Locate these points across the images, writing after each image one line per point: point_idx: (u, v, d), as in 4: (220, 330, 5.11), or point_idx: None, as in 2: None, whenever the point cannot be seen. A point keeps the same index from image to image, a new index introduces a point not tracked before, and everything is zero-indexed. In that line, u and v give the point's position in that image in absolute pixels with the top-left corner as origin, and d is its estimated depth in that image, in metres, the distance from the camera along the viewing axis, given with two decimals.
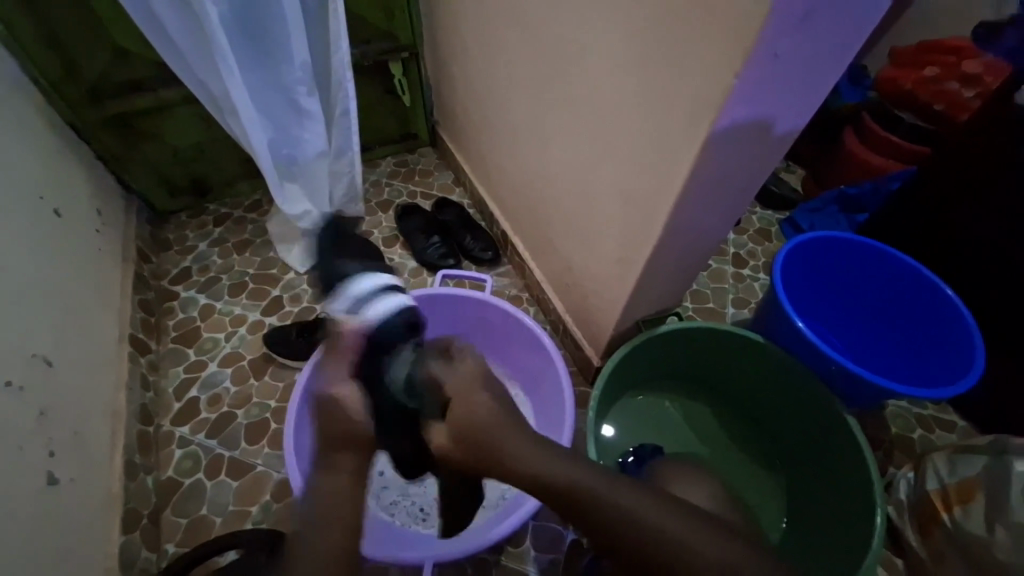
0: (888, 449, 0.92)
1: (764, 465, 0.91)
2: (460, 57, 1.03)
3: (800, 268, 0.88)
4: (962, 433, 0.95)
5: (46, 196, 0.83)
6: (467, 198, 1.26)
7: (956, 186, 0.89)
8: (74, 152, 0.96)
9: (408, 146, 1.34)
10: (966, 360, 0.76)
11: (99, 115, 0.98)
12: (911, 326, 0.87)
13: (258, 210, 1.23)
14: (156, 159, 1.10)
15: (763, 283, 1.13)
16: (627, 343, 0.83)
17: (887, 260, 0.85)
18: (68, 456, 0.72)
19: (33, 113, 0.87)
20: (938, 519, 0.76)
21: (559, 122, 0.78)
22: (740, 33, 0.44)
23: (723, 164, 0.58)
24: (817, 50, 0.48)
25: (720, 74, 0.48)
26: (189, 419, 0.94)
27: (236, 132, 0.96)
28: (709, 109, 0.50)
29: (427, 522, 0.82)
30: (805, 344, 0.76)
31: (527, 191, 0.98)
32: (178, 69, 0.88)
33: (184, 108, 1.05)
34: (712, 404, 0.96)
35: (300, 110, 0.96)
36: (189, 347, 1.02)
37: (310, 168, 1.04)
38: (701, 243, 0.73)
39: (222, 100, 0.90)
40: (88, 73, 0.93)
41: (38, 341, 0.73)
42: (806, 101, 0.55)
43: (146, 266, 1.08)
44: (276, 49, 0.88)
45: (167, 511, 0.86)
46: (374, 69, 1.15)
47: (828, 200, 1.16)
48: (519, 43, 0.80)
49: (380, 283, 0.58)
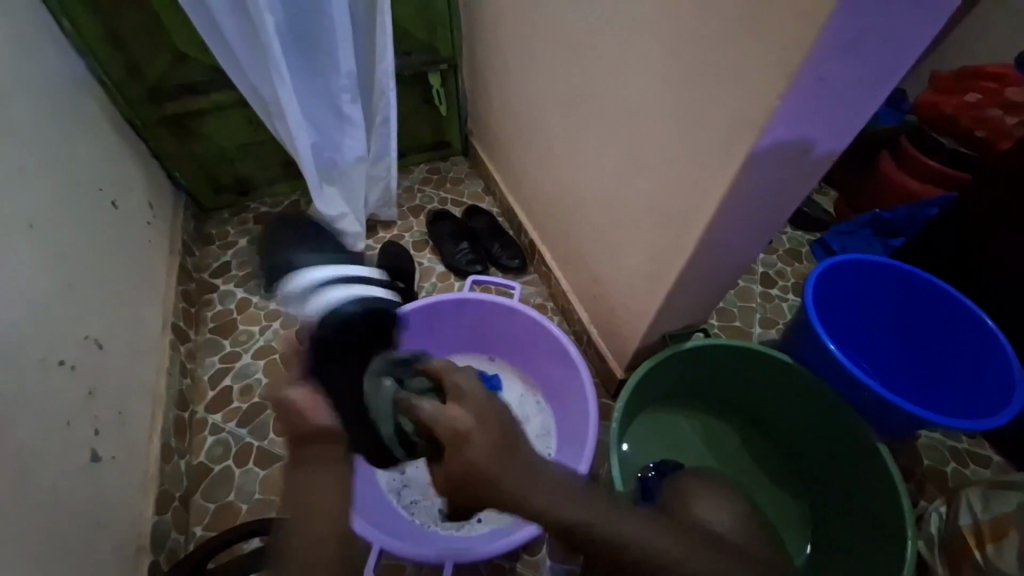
0: (919, 481, 0.89)
1: (789, 490, 0.90)
2: (498, 70, 1.06)
3: (832, 290, 0.87)
4: (998, 469, 0.91)
5: (105, 187, 0.89)
6: (497, 206, 1.28)
7: (998, 214, 0.87)
8: (131, 148, 1.02)
9: (442, 154, 1.37)
10: (1006, 392, 0.74)
11: (156, 114, 1.04)
12: (947, 356, 0.85)
13: (296, 210, 1.27)
14: (205, 158, 1.16)
15: (792, 304, 1.11)
16: (653, 357, 0.83)
17: (924, 286, 0.84)
18: (111, 435, 0.76)
19: (97, 111, 0.93)
20: (968, 555, 0.73)
21: (595, 136, 0.79)
22: (787, 56, 0.45)
23: (762, 182, 0.58)
24: (862, 73, 0.49)
25: (764, 95, 0.49)
26: (221, 407, 0.98)
27: (282, 135, 1.00)
28: (751, 127, 0.51)
29: (445, 523, 0.83)
30: (836, 368, 0.75)
31: (558, 202, 1.00)
32: (233, 74, 0.93)
33: (235, 110, 1.10)
34: (737, 424, 0.95)
35: (343, 117, 1.00)
36: (225, 337, 1.06)
37: (349, 171, 1.08)
38: (733, 260, 0.73)
39: (272, 104, 0.95)
40: (150, 75, 0.99)
41: (91, 323, 0.77)
42: (849, 123, 0.55)
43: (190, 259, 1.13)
44: (325, 58, 0.92)
45: (197, 494, 0.89)
46: (414, 79, 1.19)
47: (861, 224, 1.15)
48: (558, 58, 0.83)
49: (348, 285, 0.60)
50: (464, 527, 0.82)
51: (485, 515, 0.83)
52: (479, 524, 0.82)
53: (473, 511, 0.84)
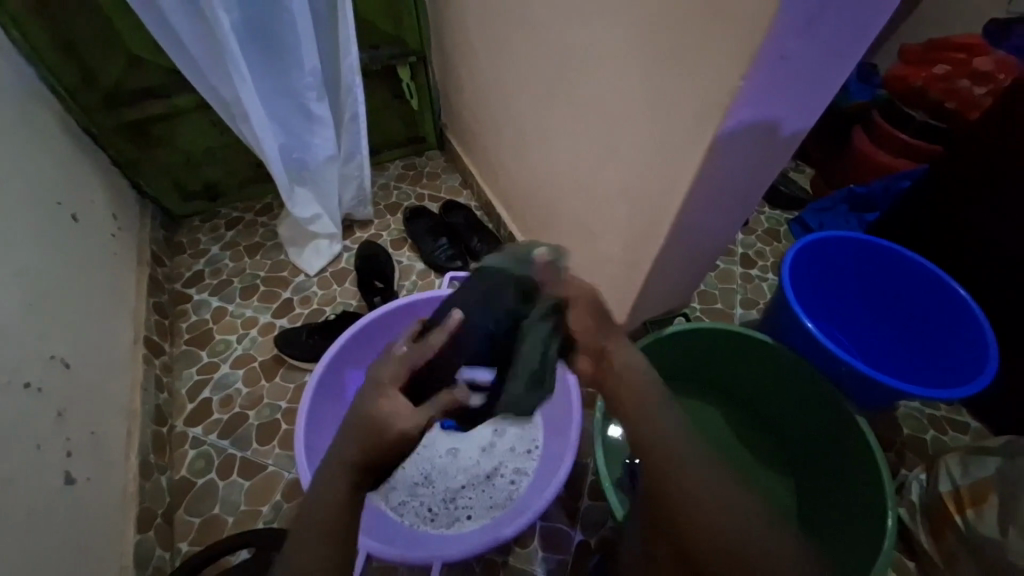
0: (899, 451, 0.91)
1: (775, 467, 0.90)
2: (467, 60, 1.03)
3: (808, 268, 0.87)
4: (976, 434, 0.93)
5: (64, 201, 0.85)
6: (475, 200, 1.27)
7: (969, 184, 0.88)
8: (90, 158, 0.99)
9: (416, 149, 1.35)
10: (979, 358, 0.75)
11: (114, 121, 1.00)
12: (923, 327, 0.86)
13: (268, 214, 1.24)
14: (170, 164, 1.12)
15: (771, 283, 1.12)
16: (635, 344, 0.83)
17: (896, 259, 0.85)
18: (85, 456, 0.74)
19: (50, 121, 0.90)
20: (951, 521, 0.75)
21: (566, 123, 0.78)
22: (748, 33, 0.44)
23: (730, 164, 0.58)
24: (825, 50, 0.48)
25: (726, 76, 0.48)
26: (202, 419, 0.96)
27: (248, 138, 0.97)
28: (716, 110, 0.51)
29: (435, 522, 0.81)
30: (814, 345, 0.76)
31: (534, 193, 0.98)
32: (191, 76, 0.90)
33: (198, 114, 1.07)
34: (720, 405, 0.95)
35: (310, 116, 0.98)
36: (202, 348, 1.04)
37: (320, 172, 1.05)
38: (707, 244, 0.73)
39: (235, 106, 0.92)
40: (104, 81, 0.95)
41: (56, 343, 0.75)
42: (814, 101, 0.55)
43: (160, 269, 1.10)
44: (287, 56, 0.89)
45: (180, 510, 0.87)
46: (383, 73, 1.17)
47: (837, 200, 1.16)
48: (525, 45, 0.81)
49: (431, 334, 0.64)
50: (454, 525, 0.81)
51: (474, 512, 0.82)
52: (469, 521, 0.81)
53: (462, 509, 0.83)
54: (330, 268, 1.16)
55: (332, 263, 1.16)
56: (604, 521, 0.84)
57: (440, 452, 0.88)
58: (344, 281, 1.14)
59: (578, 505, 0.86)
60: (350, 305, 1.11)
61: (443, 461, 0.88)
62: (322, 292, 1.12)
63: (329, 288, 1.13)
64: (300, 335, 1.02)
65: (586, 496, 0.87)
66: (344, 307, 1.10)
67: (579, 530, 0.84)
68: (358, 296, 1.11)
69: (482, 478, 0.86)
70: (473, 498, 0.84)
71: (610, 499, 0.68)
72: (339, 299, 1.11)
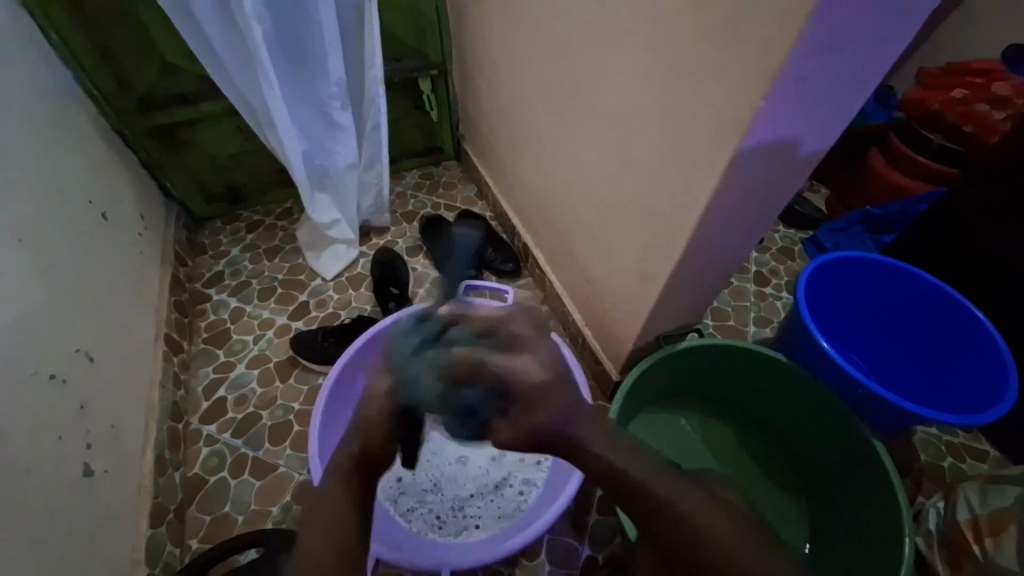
0: (915, 476, 0.89)
1: (787, 487, 0.89)
2: (488, 74, 1.06)
3: (823, 287, 0.87)
4: (994, 463, 0.91)
5: (94, 200, 0.88)
6: (490, 210, 1.28)
7: (988, 209, 0.88)
8: (121, 160, 1.02)
9: (434, 159, 1.37)
10: (998, 385, 0.74)
11: (146, 125, 1.04)
12: (940, 351, 0.85)
13: (288, 218, 1.27)
14: (197, 168, 1.16)
15: (786, 302, 1.12)
16: (647, 357, 0.83)
17: (912, 281, 0.84)
18: (104, 449, 0.75)
19: (86, 123, 0.93)
20: (967, 550, 0.74)
21: (584, 138, 0.80)
22: (769, 57, 0.46)
23: (748, 182, 0.58)
24: (844, 72, 0.49)
25: (747, 96, 0.49)
26: (216, 418, 0.97)
27: (273, 144, 1.00)
28: (736, 128, 0.52)
29: (443, 530, 0.81)
30: (829, 365, 0.75)
31: (550, 205, 1.00)
32: (222, 83, 0.93)
33: (225, 120, 1.10)
34: (733, 423, 0.95)
35: (334, 124, 1.00)
36: (219, 347, 1.06)
37: (340, 178, 1.08)
38: (724, 261, 0.73)
39: (262, 113, 0.95)
40: (139, 86, 0.99)
41: (82, 336, 0.77)
42: (833, 122, 0.55)
43: (182, 269, 1.13)
44: (314, 65, 0.92)
45: (191, 507, 0.88)
46: (405, 84, 1.20)
47: (853, 220, 1.16)
48: (546, 61, 0.83)
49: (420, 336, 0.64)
50: (462, 533, 0.80)
51: (482, 521, 0.82)
52: (477, 530, 0.81)
53: (471, 517, 0.83)
54: (346, 273, 1.18)
55: (348, 268, 1.18)
56: (614, 536, 0.84)
57: (450, 459, 0.88)
58: (360, 286, 1.15)
59: (586, 518, 0.85)
60: (364, 310, 1.12)
61: (453, 468, 0.88)
62: (338, 296, 1.14)
63: (345, 293, 1.15)
64: (315, 339, 1.03)
65: (595, 509, 0.86)
66: (359, 311, 1.11)
67: (588, 544, 0.83)
68: (373, 301, 1.13)
69: (491, 488, 0.86)
70: (482, 507, 0.84)
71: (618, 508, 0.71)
72: (354, 303, 1.13)
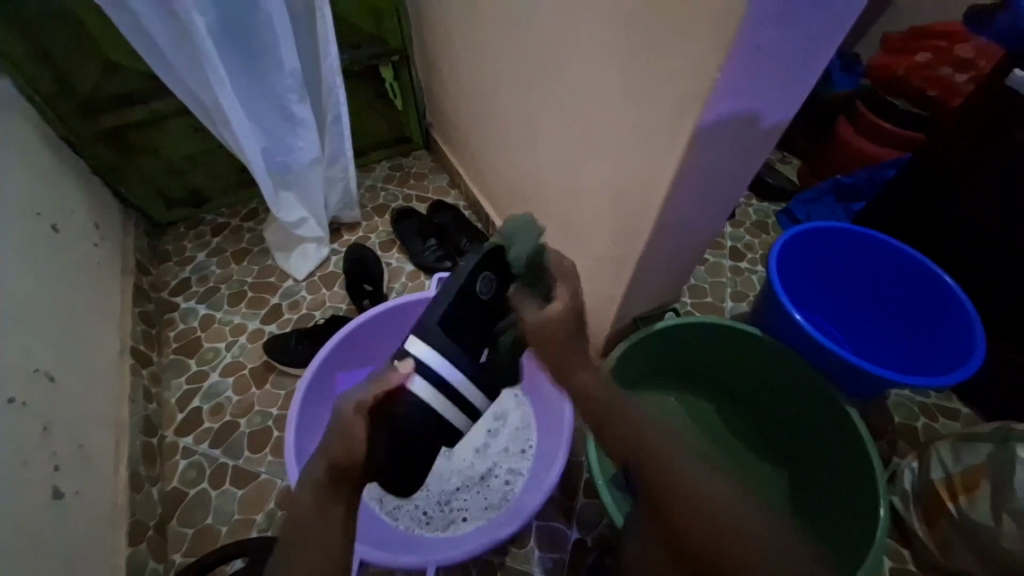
0: (891, 438, 0.92)
1: (768, 459, 0.91)
2: (450, 58, 1.02)
3: (795, 259, 0.88)
4: (966, 420, 0.94)
5: (43, 212, 0.84)
6: (463, 199, 1.26)
7: (954, 171, 0.88)
8: (69, 167, 0.97)
9: (403, 149, 1.34)
10: (966, 345, 0.76)
11: (93, 129, 0.99)
12: (909, 314, 0.86)
13: (255, 219, 1.23)
14: (152, 172, 1.11)
15: (761, 276, 1.12)
16: (625, 341, 0.83)
17: (882, 248, 0.85)
18: (73, 470, 0.73)
19: (27, 131, 0.88)
20: (943, 507, 0.76)
21: (548, 121, 0.78)
22: (723, 27, 0.44)
23: (712, 158, 0.58)
24: (801, 40, 0.48)
25: (704, 69, 0.48)
26: (192, 429, 0.95)
27: (229, 142, 0.96)
28: (695, 103, 0.50)
29: (430, 525, 0.81)
30: (802, 336, 0.76)
31: (521, 191, 0.98)
32: (169, 81, 0.88)
33: (177, 119, 1.05)
34: (713, 399, 0.96)
35: (292, 118, 0.97)
36: (190, 357, 1.03)
37: (305, 174, 1.04)
38: (694, 238, 0.73)
39: (214, 110, 0.91)
40: (80, 88, 0.93)
41: (39, 356, 0.74)
42: (794, 91, 0.55)
43: (145, 278, 1.09)
44: (266, 57, 0.88)
45: (173, 521, 0.86)
46: (366, 73, 1.15)
47: (824, 190, 1.17)
48: (505, 42, 0.80)
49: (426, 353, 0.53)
50: (449, 527, 0.81)
51: (469, 513, 0.82)
52: (464, 523, 0.81)
53: (458, 510, 0.83)
54: (318, 272, 1.15)
55: (320, 267, 1.15)
56: (601, 518, 0.84)
57: (434, 455, 0.87)
58: (333, 285, 1.13)
59: (574, 502, 0.86)
60: (339, 309, 1.10)
61: (437, 464, 0.87)
62: (311, 296, 1.11)
63: (318, 293, 1.12)
64: (289, 342, 1.01)
65: (582, 493, 0.87)
66: (333, 311, 1.09)
67: (576, 528, 0.84)
68: (347, 300, 1.11)
69: (477, 479, 0.85)
70: (468, 499, 0.84)
71: (604, 498, 0.70)
72: (329, 303, 1.10)
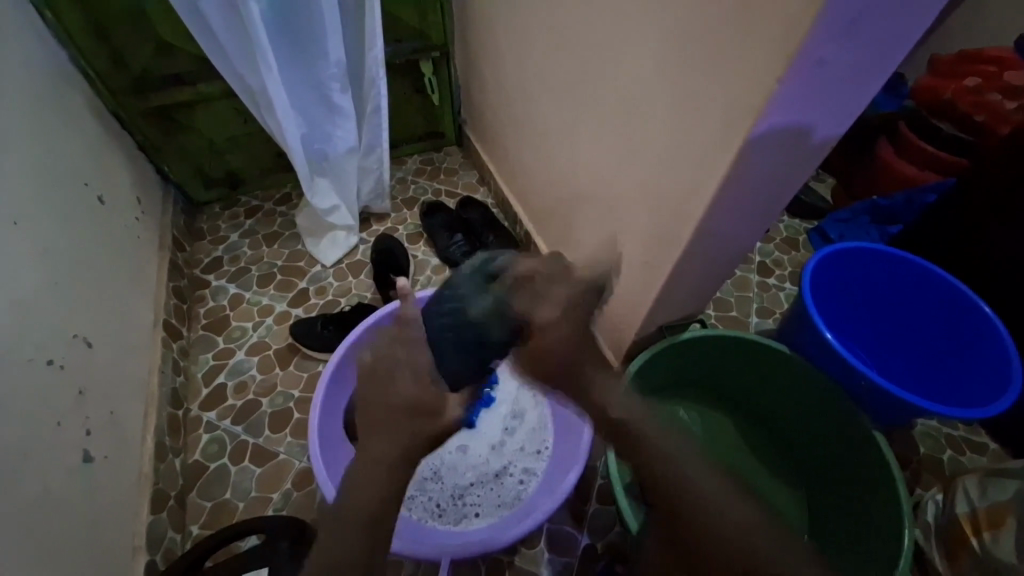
0: (915, 468, 0.90)
1: (785, 479, 0.89)
2: (490, 56, 1.03)
3: (829, 277, 0.86)
4: (994, 455, 0.92)
5: (90, 183, 0.86)
6: (491, 197, 1.27)
7: (999, 199, 0.86)
8: (118, 142, 1.00)
9: (435, 144, 1.36)
10: (1002, 381, 0.73)
11: (141, 106, 1.02)
12: (944, 343, 0.84)
13: (288, 203, 1.26)
14: (194, 151, 1.14)
15: (789, 293, 1.11)
16: (649, 349, 0.82)
17: (921, 273, 0.83)
18: (104, 434, 0.75)
19: (80, 103, 0.91)
20: (966, 543, 0.74)
21: (588, 125, 0.78)
22: (785, 40, 0.44)
23: (758, 171, 0.57)
24: (861, 56, 0.47)
25: (762, 82, 0.47)
26: (215, 405, 0.97)
27: (271, 127, 0.98)
28: (747, 116, 0.50)
29: (443, 518, 0.82)
30: (833, 357, 0.75)
31: (554, 193, 0.98)
32: (219, 65, 0.90)
33: (222, 101, 1.08)
34: (733, 415, 0.94)
35: (332, 107, 0.98)
36: (218, 334, 1.05)
37: (341, 163, 1.06)
38: (729, 251, 0.72)
39: (259, 95, 0.93)
40: (132, 66, 0.96)
41: (80, 322, 0.76)
42: (848, 109, 0.54)
43: (180, 255, 1.12)
44: (313, 46, 0.90)
45: (193, 493, 0.88)
46: (406, 67, 1.17)
47: (858, 211, 1.14)
48: (550, 45, 0.81)
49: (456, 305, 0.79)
50: (462, 522, 0.81)
51: (482, 509, 0.82)
52: (477, 518, 0.82)
53: (471, 505, 0.83)
54: (345, 259, 1.16)
55: (348, 255, 1.17)
56: (613, 525, 0.84)
57: (450, 448, 0.88)
58: (359, 273, 1.14)
59: (585, 507, 0.86)
60: (365, 297, 1.11)
61: (453, 457, 0.88)
62: (337, 283, 1.13)
63: (345, 280, 1.14)
64: (314, 326, 1.03)
65: (595, 499, 0.87)
66: (359, 299, 1.11)
67: (587, 533, 0.84)
68: (373, 289, 1.12)
69: (491, 476, 0.86)
70: (481, 495, 0.84)
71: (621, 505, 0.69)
72: (354, 291, 1.12)
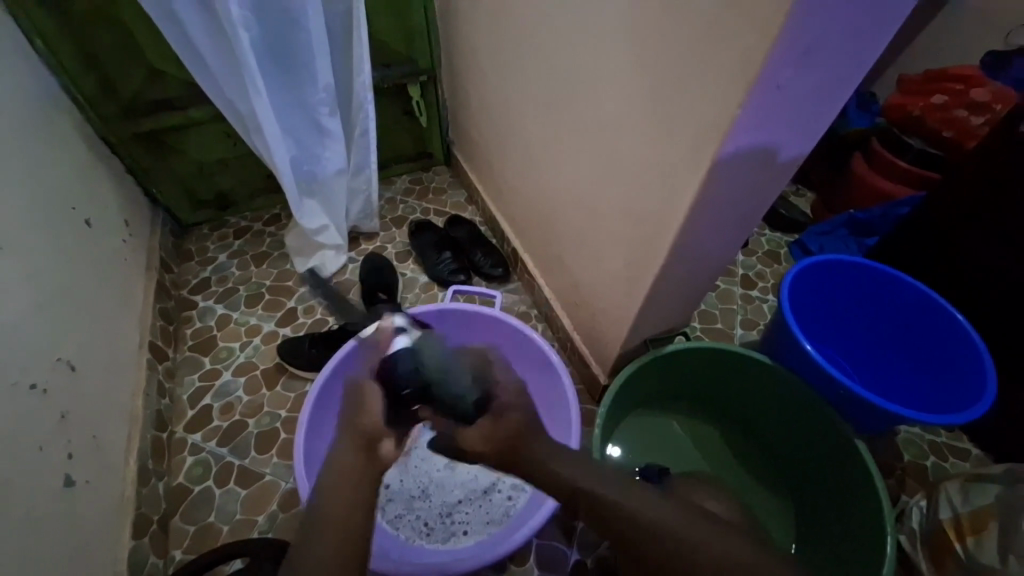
0: (900, 476, 0.91)
1: (773, 489, 0.89)
2: (475, 80, 1.06)
3: (809, 290, 0.88)
4: (977, 461, 0.93)
5: (78, 207, 0.87)
6: (479, 215, 1.29)
7: (968, 210, 0.89)
8: (107, 166, 1.01)
9: (424, 164, 1.38)
10: (978, 388, 0.75)
11: (131, 131, 1.03)
12: (923, 352, 0.86)
13: (277, 224, 1.27)
14: (183, 174, 1.15)
15: (772, 304, 1.13)
16: (634, 362, 0.83)
17: (897, 285, 0.85)
18: (86, 458, 0.74)
19: (70, 129, 0.92)
20: (951, 550, 0.74)
21: (569, 145, 0.80)
22: (746, 63, 0.46)
23: (730, 187, 0.59)
24: (820, 78, 0.50)
25: (726, 103, 0.50)
26: (201, 426, 0.96)
27: (260, 150, 1.00)
28: (714, 135, 0.52)
29: (431, 537, 0.81)
30: (813, 367, 0.76)
31: (538, 210, 1.00)
32: (210, 90, 0.93)
33: (212, 125, 1.09)
34: (720, 426, 0.95)
35: (321, 130, 1.00)
36: (204, 355, 1.05)
37: (330, 184, 1.08)
38: (707, 264, 0.74)
39: (249, 119, 0.95)
40: (123, 92, 0.98)
41: (63, 345, 0.76)
42: (812, 127, 0.56)
43: (168, 276, 1.12)
44: (301, 72, 0.92)
45: (176, 517, 0.87)
46: (394, 91, 1.20)
47: (838, 224, 1.17)
48: (531, 68, 0.83)
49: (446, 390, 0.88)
50: (450, 540, 0.80)
51: (470, 527, 0.82)
52: (465, 536, 0.81)
53: (459, 523, 0.82)
54: (334, 279, 1.17)
55: (337, 273, 1.18)
56: (602, 541, 0.84)
57: (438, 466, 0.88)
58: (348, 292, 1.15)
59: (574, 523, 0.85)
60: (353, 316, 1.12)
61: (441, 475, 0.88)
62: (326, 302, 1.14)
63: None
64: (303, 345, 1.03)
65: (584, 514, 0.86)
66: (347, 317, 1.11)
67: (576, 548, 0.83)
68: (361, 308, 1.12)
69: (479, 493, 0.85)
70: (469, 512, 0.83)
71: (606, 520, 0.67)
72: None
